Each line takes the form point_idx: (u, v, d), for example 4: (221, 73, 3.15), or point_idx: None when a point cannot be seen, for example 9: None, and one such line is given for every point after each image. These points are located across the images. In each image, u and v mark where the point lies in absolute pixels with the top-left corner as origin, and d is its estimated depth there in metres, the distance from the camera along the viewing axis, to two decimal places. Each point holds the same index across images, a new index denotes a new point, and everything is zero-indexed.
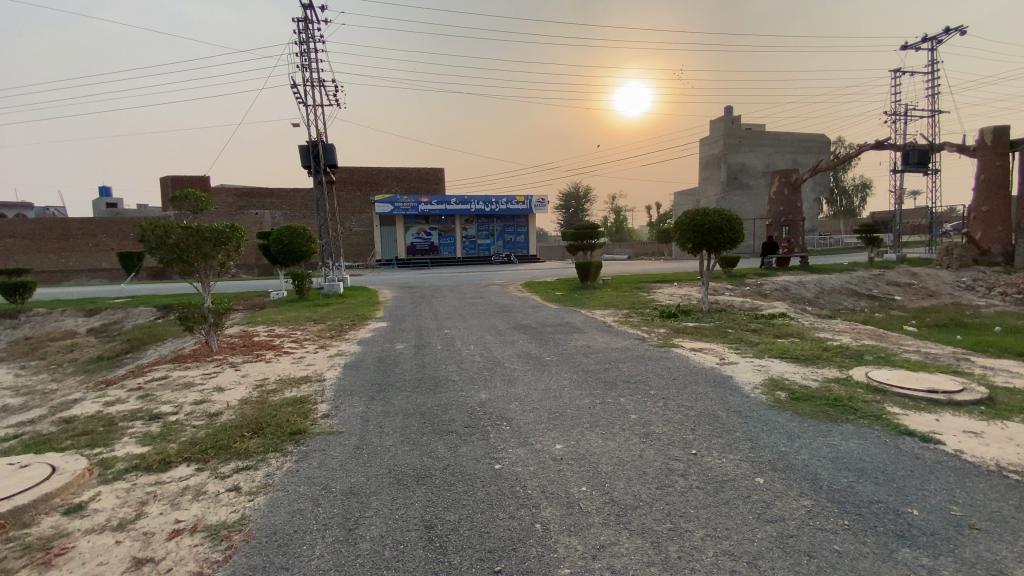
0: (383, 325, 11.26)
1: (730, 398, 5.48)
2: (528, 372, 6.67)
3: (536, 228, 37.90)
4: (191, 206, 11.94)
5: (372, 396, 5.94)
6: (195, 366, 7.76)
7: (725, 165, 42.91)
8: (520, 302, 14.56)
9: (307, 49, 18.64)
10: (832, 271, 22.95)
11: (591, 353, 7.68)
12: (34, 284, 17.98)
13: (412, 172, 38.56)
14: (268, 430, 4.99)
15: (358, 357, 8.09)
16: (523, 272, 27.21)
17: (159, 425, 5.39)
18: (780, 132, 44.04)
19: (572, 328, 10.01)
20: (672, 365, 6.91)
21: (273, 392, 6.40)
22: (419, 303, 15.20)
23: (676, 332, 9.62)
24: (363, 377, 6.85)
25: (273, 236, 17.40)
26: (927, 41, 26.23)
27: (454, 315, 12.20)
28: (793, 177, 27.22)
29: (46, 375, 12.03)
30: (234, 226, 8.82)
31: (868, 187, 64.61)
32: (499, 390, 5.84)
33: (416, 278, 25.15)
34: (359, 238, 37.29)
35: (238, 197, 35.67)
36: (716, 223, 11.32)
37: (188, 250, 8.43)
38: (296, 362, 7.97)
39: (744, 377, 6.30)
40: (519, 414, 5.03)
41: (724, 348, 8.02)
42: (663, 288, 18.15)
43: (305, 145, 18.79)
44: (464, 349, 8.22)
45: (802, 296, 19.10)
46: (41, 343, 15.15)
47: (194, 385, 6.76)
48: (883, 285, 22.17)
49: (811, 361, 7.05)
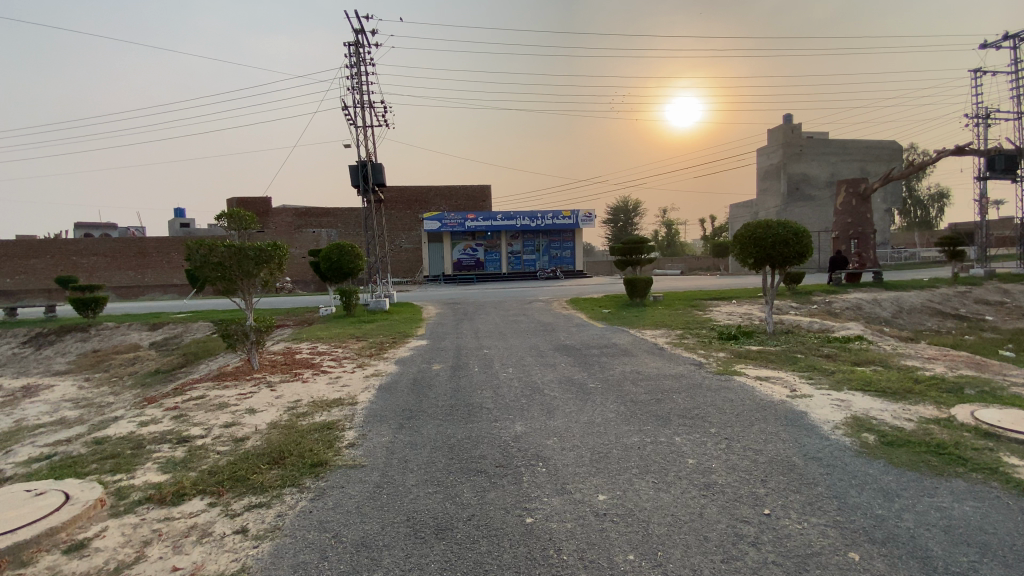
0: (423, 343, 10.99)
1: (807, 442, 4.70)
2: (571, 401, 6.08)
3: (583, 243, 37.18)
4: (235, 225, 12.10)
5: (401, 424, 5.56)
6: (233, 385, 7.69)
7: (785, 176, 40.66)
8: (565, 320, 13.95)
9: (358, 72, 19.11)
10: (911, 288, 20.89)
11: (642, 380, 6.99)
12: (106, 299, 19.14)
13: (460, 189, 38.94)
14: (290, 460, 4.69)
15: (394, 378, 7.77)
16: (569, 288, 26.56)
17: (183, 449, 5.22)
18: (845, 139, 41.37)
19: (620, 350, 9.34)
20: (734, 398, 6.13)
21: (303, 416, 6.14)
22: (461, 320, 14.91)
23: (736, 356, 8.75)
24: (396, 401, 6.49)
25: (322, 253, 17.71)
26: (1010, 38, 23.65)
27: (496, 334, 11.76)
28: (861, 187, 25.27)
29: (107, 388, 12.55)
30: (276, 244, 8.77)
31: (946, 196, 59.51)
32: (537, 422, 5.31)
33: (461, 294, 25.03)
34: (408, 254, 37.91)
35: (296, 216, 37.24)
36: (781, 236, 10.36)
37: (231, 268, 8.45)
38: (332, 382, 7.73)
39: (823, 416, 5.44)
40: (558, 453, 4.50)
41: (795, 377, 7.12)
42: (719, 306, 17.03)
43: (355, 164, 19.16)
44: (502, 373, 7.73)
45: (876, 316, 17.41)
46: (108, 355, 16.00)
47: (228, 406, 6.62)
48: (973, 303, 19.92)
49: (902, 396, 6.06)
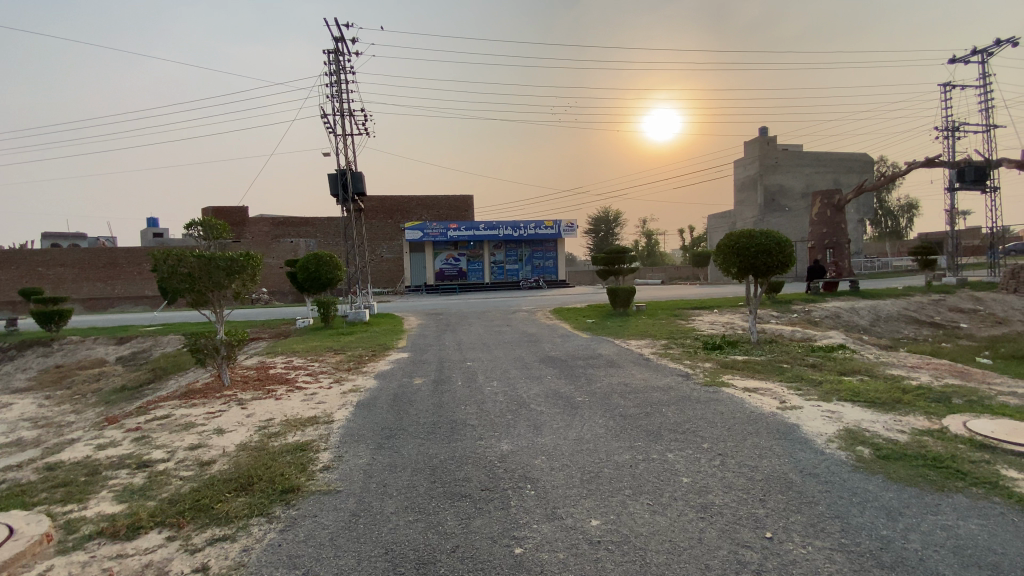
0: (404, 356, 10.68)
1: (802, 457, 4.56)
2: (558, 416, 5.86)
3: (565, 253, 37.21)
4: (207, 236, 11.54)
5: (380, 444, 5.26)
6: (201, 404, 7.26)
7: (762, 187, 41.46)
8: (549, 331, 13.77)
9: (337, 80, 18.82)
10: (887, 296, 21.28)
11: (630, 393, 6.80)
12: (71, 312, 18.29)
13: (442, 199, 38.70)
14: (259, 486, 4.36)
15: (373, 393, 7.45)
16: (552, 298, 26.44)
17: (143, 475, 4.82)
18: (818, 152, 42.43)
19: (606, 362, 9.18)
20: (724, 411, 5.99)
21: (275, 436, 5.78)
22: (443, 331, 14.59)
23: (723, 366, 8.65)
24: (375, 419, 6.18)
25: (299, 263, 17.24)
26: (978, 54, 24.52)
27: (479, 346, 11.50)
28: (836, 198, 25.84)
29: (69, 406, 11.88)
30: (249, 254, 8.39)
31: (914, 208, 61.43)
32: (524, 440, 5.07)
33: (443, 305, 24.68)
34: (389, 264, 37.43)
35: (274, 226, 36.51)
36: (764, 245, 10.36)
37: (200, 279, 8.04)
38: (307, 399, 7.37)
39: (816, 429, 5.32)
40: (546, 473, 4.26)
41: (783, 388, 7.01)
42: (702, 315, 17.05)
43: (334, 173, 18.79)
44: (486, 387, 7.47)
45: (855, 324, 17.65)
46: (72, 371, 15.24)
47: (195, 426, 6.22)
48: (946, 311, 20.36)
49: (892, 407, 5.98)
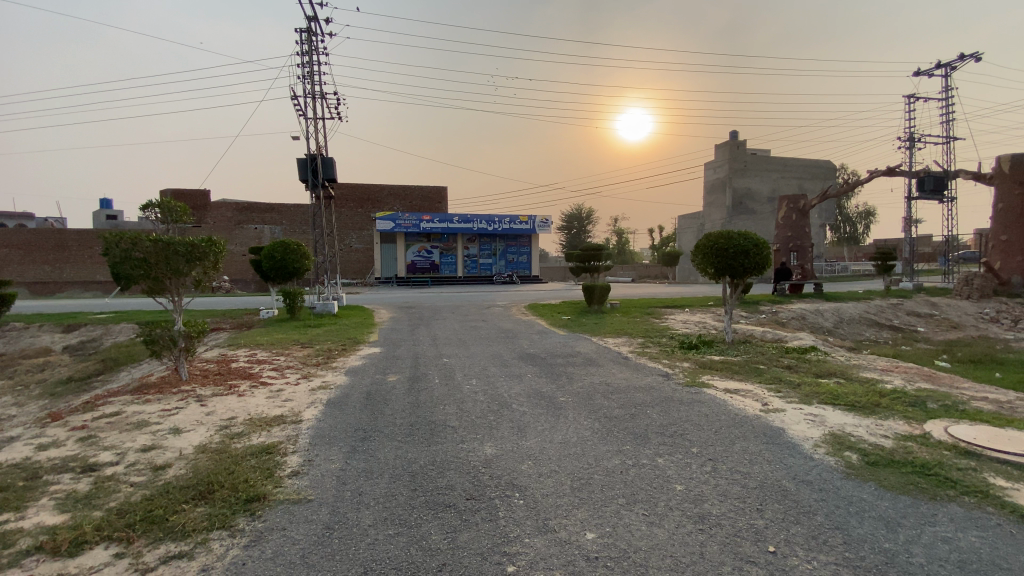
0: (376, 350, 10.27)
1: (793, 463, 4.49)
2: (542, 418, 5.64)
3: (539, 249, 37.11)
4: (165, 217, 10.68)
5: (353, 447, 4.93)
6: (155, 400, 6.71)
7: (731, 190, 42.34)
8: (525, 327, 13.58)
9: (310, 61, 18.04)
10: (849, 299, 22.00)
11: (614, 394, 6.64)
12: (12, 297, 16.98)
13: (415, 189, 37.94)
14: (220, 494, 3.98)
15: (345, 391, 7.06)
16: (525, 293, 26.26)
17: (88, 480, 4.34)
18: (786, 157, 43.61)
19: (586, 360, 9.02)
20: (709, 413, 5.89)
21: (239, 437, 5.35)
22: (416, 325, 14.20)
23: (702, 366, 8.61)
24: (347, 419, 5.82)
25: (265, 251, 16.47)
26: (941, 68, 25.54)
27: (454, 341, 11.19)
28: (801, 203, 26.55)
29: (7, 398, 10.95)
30: (211, 239, 7.85)
31: (871, 215, 64.10)
32: (508, 443, 4.83)
33: (415, 298, 24.16)
34: (358, 255, 36.50)
35: (238, 211, 35.07)
36: (742, 246, 10.39)
37: (157, 265, 7.44)
38: (273, 396, 6.91)
39: (801, 433, 5.27)
40: (535, 481, 4.03)
41: (764, 390, 7.00)
42: (675, 314, 17.19)
43: (303, 158, 18.03)
44: (464, 385, 7.21)
45: (820, 326, 18.13)
46: (12, 360, 14.13)
47: (149, 425, 5.72)
48: (903, 315, 21.21)
49: (872, 411, 6.02)
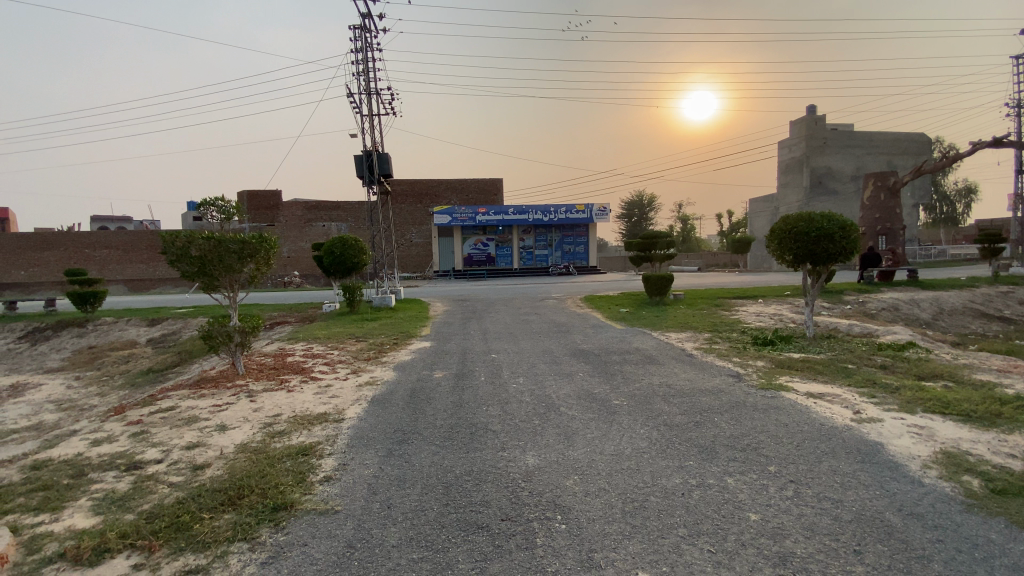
0: (426, 345, 10.14)
1: (895, 490, 3.72)
2: (593, 423, 5.13)
3: (597, 238, 36.04)
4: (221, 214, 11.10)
5: (389, 451, 4.65)
6: (209, 395, 6.86)
7: (808, 170, 39.08)
8: (580, 321, 12.98)
9: (364, 58, 18.23)
10: (950, 287, 19.53)
11: (675, 397, 6.00)
12: (105, 294, 18.50)
13: (471, 182, 37.97)
14: (249, 501, 3.82)
15: (390, 388, 6.87)
16: (583, 285, 25.54)
17: (129, 480, 4.40)
18: (871, 131, 39.62)
19: (644, 357, 8.37)
20: (788, 423, 5.13)
21: (279, 436, 5.27)
22: (468, 319, 13.99)
23: (778, 366, 7.70)
24: (388, 418, 5.58)
25: (325, 247, 16.86)
26: None
27: (505, 336, 10.83)
28: (891, 181, 23.99)
29: (95, 388, 11.85)
30: (262, 235, 7.90)
31: (975, 192, 57.34)
32: (553, 453, 4.38)
33: (471, 290, 24.08)
34: (417, 249, 37.13)
35: (306, 210, 36.66)
36: (827, 231, 9.22)
37: (211, 263, 7.56)
38: (320, 392, 6.83)
39: (905, 449, 4.43)
40: (579, 501, 3.55)
41: (854, 395, 6.10)
42: (745, 306, 15.92)
43: (360, 154, 18.25)
44: (512, 383, 6.81)
45: (915, 317, 16.17)
46: (103, 352, 15.34)
47: (197, 421, 5.79)
48: (1018, 304, 18.53)
49: (993, 422, 4.99)
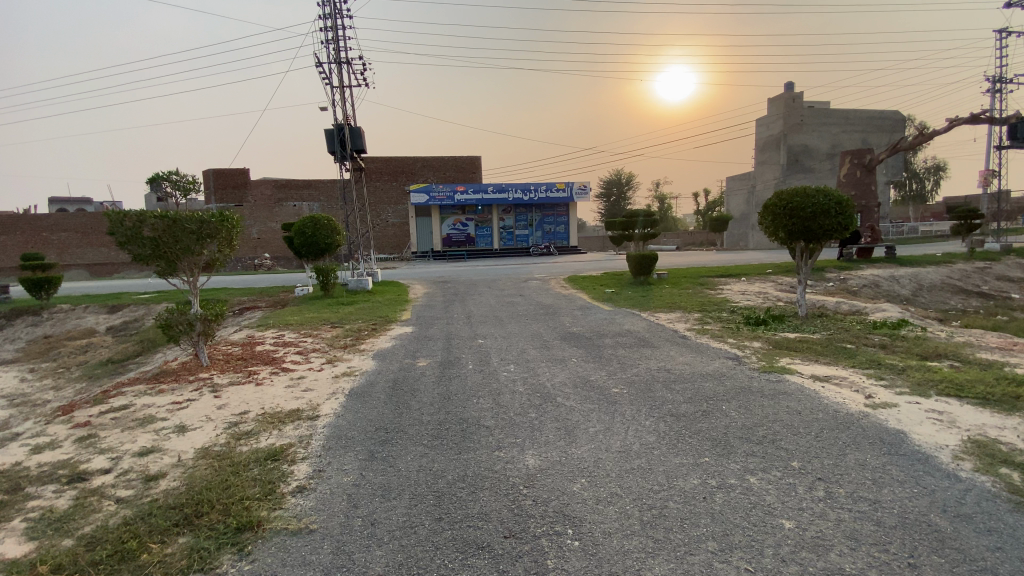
0: (408, 330, 9.61)
1: (931, 486, 3.42)
2: (595, 416, 4.72)
3: (577, 217, 35.61)
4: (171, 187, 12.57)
5: (371, 453, 4.16)
6: (169, 391, 6.21)
7: (786, 148, 39.19)
8: (566, 302, 12.59)
9: (334, 25, 17.11)
10: (927, 264, 19.81)
11: (678, 383, 5.65)
12: (59, 279, 17.29)
13: (448, 160, 36.92)
14: (210, 519, 3.30)
15: (370, 378, 6.35)
16: (565, 264, 25.16)
17: (70, 496, 3.81)
18: (847, 109, 39.84)
19: (637, 339, 8.04)
20: (801, 410, 4.81)
21: (247, 437, 4.72)
22: (451, 302, 13.46)
23: (777, 347, 7.42)
24: (369, 414, 5.06)
25: (296, 227, 15.97)
26: None
27: (490, 319, 10.35)
28: (867, 158, 24.07)
29: (49, 382, 10.99)
30: (223, 213, 7.17)
31: (942, 169, 58.76)
32: (555, 452, 3.95)
33: (451, 271, 23.44)
34: (394, 229, 36.10)
35: (277, 189, 35.16)
36: (823, 206, 8.94)
37: (166, 245, 6.84)
38: (293, 385, 6.27)
39: (930, 439, 4.15)
40: (591, 510, 3.13)
41: (861, 377, 5.86)
42: (730, 284, 15.74)
43: (331, 129, 17.26)
44: (502, 371, 6.36)
45: (895, 293, 16.29)
46: (59, 342, 14.32)
47: (154, 422, 5.18)
48: (991, 280, 18.86)
49: (1012, 405, 4.77)
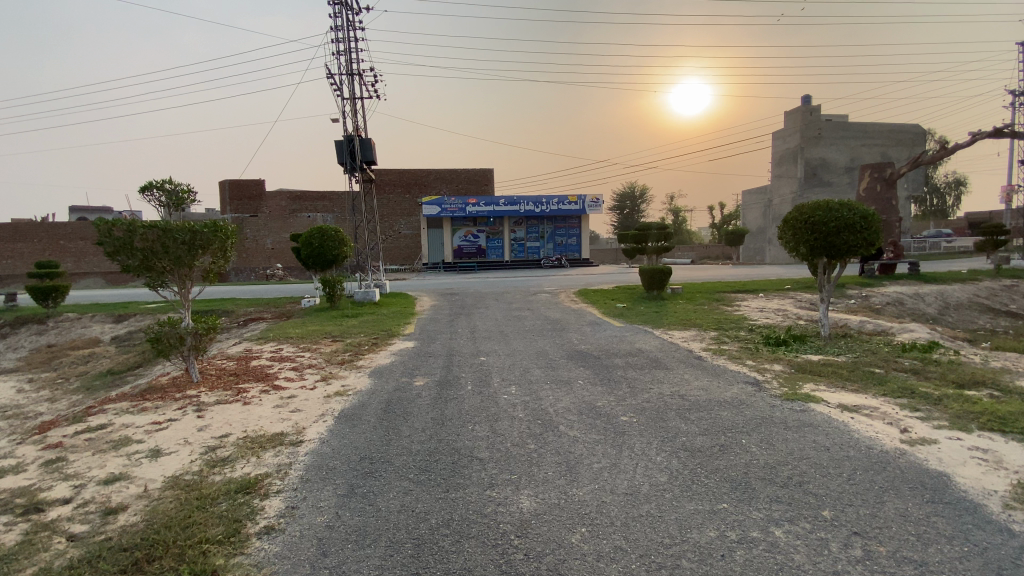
0: (409, 345, 9.27)
1: (983, 543, 2.91)
2: (600, 449, 4.28)
3: (590, 230, 35.21)
4: (166, 201, 11.56)
5: (351, 488, 3.78)
6: (152, 409, 5.91)
7: (802, 161, 38.48)
8: (575, 318, 12.14)
9: (345, 37, 17.09)
10: (952, 281, 19.02)
11: (693, 412, 5.19)
12: (68, 288, 17.32)
13: (461, 172, 36.85)
14: (160, 567, 2.94)
15: (363, 399, 5.98)
16: (576, 278, 24.72)
17: (20, 530, 3.49)
18: (866, 122, 39.08)
19: (648, 359, 7.61)
20: (830, 446, 4.32)
21: (222, 464, 4.37)
22: (457, 315, 13.13)
23: (798, 371, 6.92)
24: (356, 441, 4.68)
25: (303, 238, 15.82)
26: None
27: (495, 335, 9.94)
28: (887, 172, 23.40)
29: (47, 392, 10.83)
30: (216, 223, 6.94)
31: (964, 184, 57.41)
32: (553, 493, 3.53)
33: (459, 283, 23.10)
34: (406, 241, 36.04)
35: (291, 200, 35.38)
36: (847, 220, 8.46)
37: (156, 255, 6.60)
38: (281, 405, 5.92)
39: (978, 482, 3.64)
40: (590, 570, 2.70)
41: (894, 408, 5.32)
42: (746, 300, 15.19)
43: (340, 140, 17.16)
44: (502, 394, 5.94)
45: (921, 312, 15.57)
46: (62, 352, 14.23)
47: (128, 445, 4.87)
48: (1022, 299, 18.01)
49: None
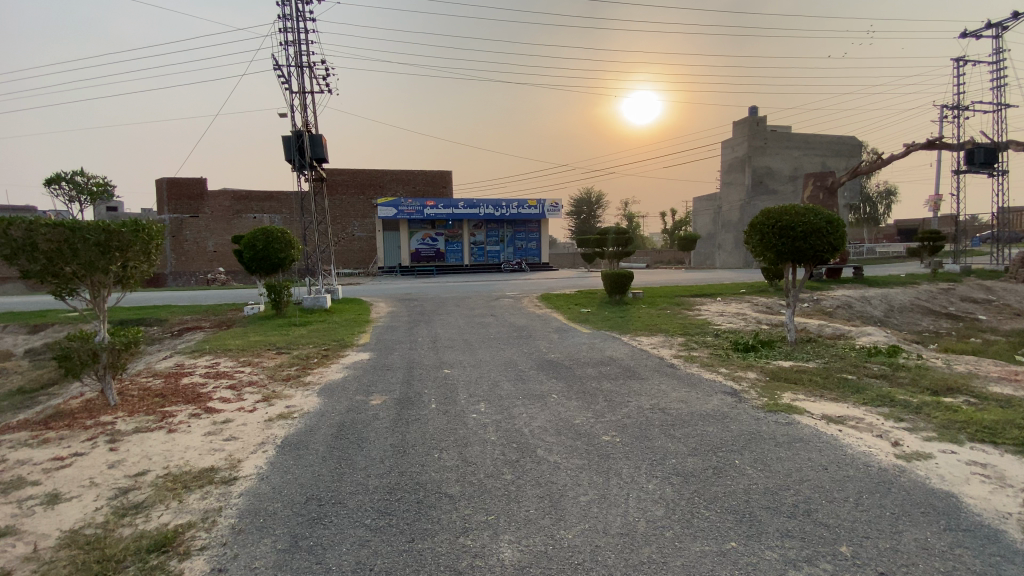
0: (365, 357, 8.53)
1: None
2: (585, 478, 3.80)
3: (549, 234, 35.09)
4: None
5: (295, 541, 3.13)
6: (54, 441, 4.97)
7: (750, 169, 39.88)
8: (541, 324, 11.70)
9: (294, 26, 16.05)
10: (894, 284, 19.94)
11: (680, 428, 4.81)
12: None
13: (417, 174, 35.91)
14: None
15: (311, 423, 5.27)
16: (537, 282, 24.39)
17: None
18: (808, 134, 41.02)
19: (622, 369, 7.24)
20: (830, 464, 4.02)
21: (136, 512, 3.59)
22: (416, 322, 12.43)
23: (774, 379, 6.72)
24: (301, 477, 4.00)
25: (245, 240, 14.63)
26: (991, 28, 22.64)
27: (458, 344, 9.33)
28: (829, 180, 24.44)
29: None
30: (136, 221, 6.04)
31: (892, 193, 61.45)
32: (539, 538, 3.02)
33: (417, 289, 22.26)
34: (360, 244, 34.71)
35: (235, 200, 33.29)
36: (812, 225, 8.46)
37: (63, 259, 5.64)
38: (215, 432, 5.12)
39: (990, 503, 3.42)
40: None
41: (879, 418, 5.14)
42: (707, 305, 15.24)
43: (288, 135, 16.08)
44: (470, 413, 5.37)
45: (868, 314, 16.14)
46: None
47: (17, 490, 3.97)
48: (957, 301, 19.06)
49: None
